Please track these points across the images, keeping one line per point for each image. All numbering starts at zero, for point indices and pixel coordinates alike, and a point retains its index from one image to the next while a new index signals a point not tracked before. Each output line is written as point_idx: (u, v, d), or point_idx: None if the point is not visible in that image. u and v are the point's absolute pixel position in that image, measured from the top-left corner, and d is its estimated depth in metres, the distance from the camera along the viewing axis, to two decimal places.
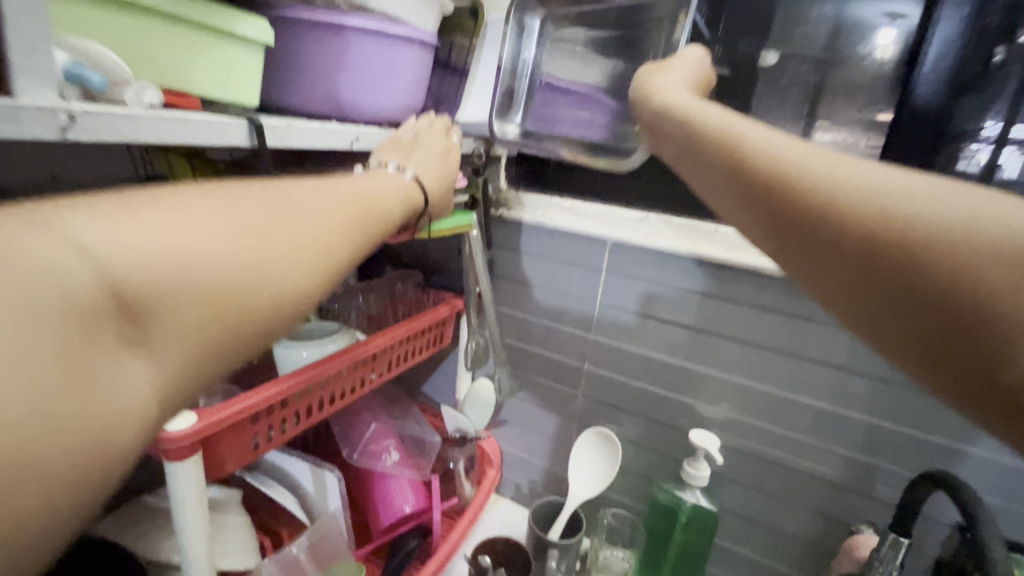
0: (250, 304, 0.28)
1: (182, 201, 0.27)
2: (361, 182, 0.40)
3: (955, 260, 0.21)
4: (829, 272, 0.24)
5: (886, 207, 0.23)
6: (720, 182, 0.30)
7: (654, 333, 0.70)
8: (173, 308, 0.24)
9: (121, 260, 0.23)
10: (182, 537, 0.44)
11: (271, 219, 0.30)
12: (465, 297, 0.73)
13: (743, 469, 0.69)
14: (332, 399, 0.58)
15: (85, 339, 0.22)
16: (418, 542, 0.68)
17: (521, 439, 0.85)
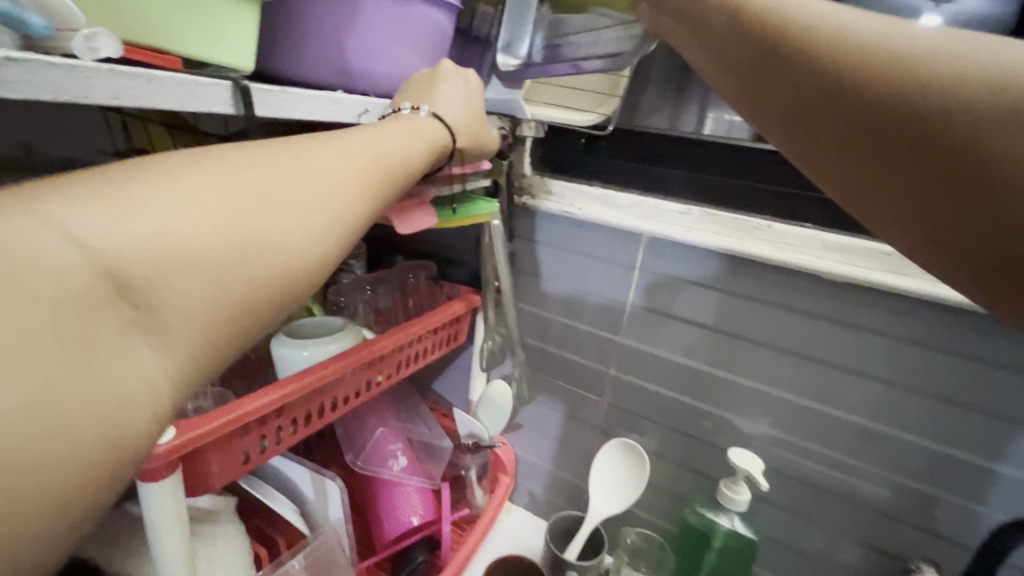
0: (267, 275, 0.22)
1: (168, 167, 0.21)
2: (378, 131, 0.32)
3: (977, 128, 0.21)
4: (845, 151, 0.26)
5: (905, 70, 0.23)
6: (745, 67, 0.29)
7: (673, 333, 0.64)
8: (174, 286, 0.19)
9: (106, 233, 0.18)
10: (161, 563, 0.38)
11: (274, 178, 0.24)
12: (483, 291, 0.67)
13: (782, 492, 0.62)
14: (336, 405, 0.53)
15: (72, 327, 0.17)
16: (425, 557, 0.63)
17: (537, 445, 0.79)
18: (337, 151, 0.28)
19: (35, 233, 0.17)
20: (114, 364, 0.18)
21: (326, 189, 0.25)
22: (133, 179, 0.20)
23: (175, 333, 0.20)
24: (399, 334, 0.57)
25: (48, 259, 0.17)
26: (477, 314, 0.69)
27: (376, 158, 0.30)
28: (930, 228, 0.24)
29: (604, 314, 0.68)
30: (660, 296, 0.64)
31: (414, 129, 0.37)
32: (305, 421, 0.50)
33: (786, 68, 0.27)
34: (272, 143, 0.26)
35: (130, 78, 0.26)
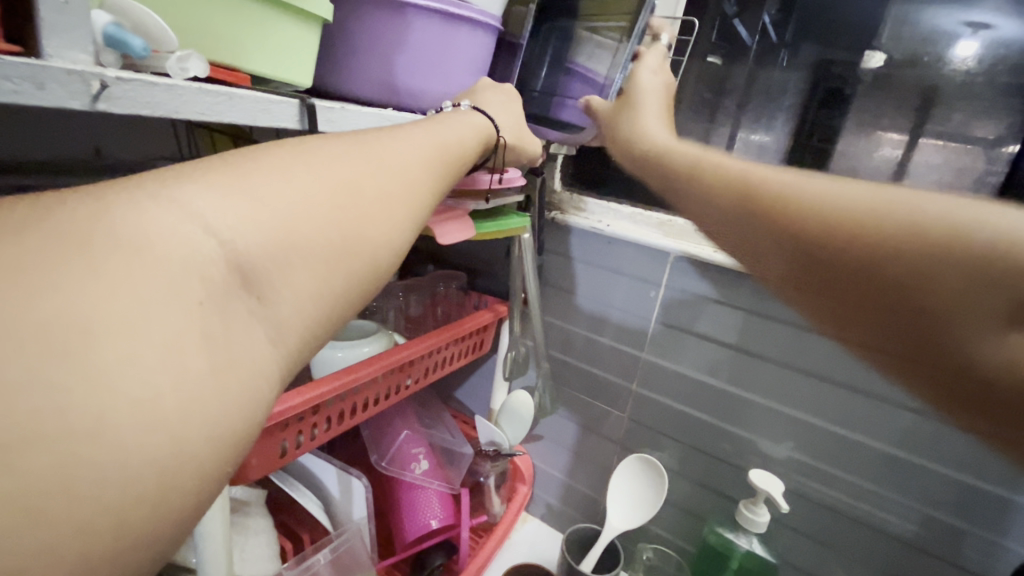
0: (358, 263, 0.23)
1: (282, 159, 0.22)
2: (435, 128, 0.34)
3: (922, 271, 0.23)
4: (818, 293, 0.28)
5: (847, 220, 0.26)
6: (713, 223, 0.34)
7: (693, 351, 0.65)
8: (287, 276, 0.20)
9: (238, 225, 0.19)
10: (201, 544, 0.41)
11: (362, 172, 0.25)
12: (511, 302, 0.69)
13: (803, 517, 0.62)
14: (368, 405, 0.55)
15: (216, 309, 0.18)
16: (443, 561, 0.64)
17: (557, 457, 0.80)
18: (407, 145, 0.29)
19: (184, 219, 0.18)
20: (244, 347, 0.19)
21: (404, 188, 0.26)
22: (249, 174, 0.21)
23: (289, 321, 0.20)
24: (428, 340, 0.59)
25: (190, 251, 0.18)
26: (504, 324, 0.71)
27: (437, 153, 0.31)
28: (908, 363, 0.25)
29: (630, 332, 0.69)
30: (681, 314, 0.65)
31: (461, 120, 0.38)
32: (339, 419, 0.52)
33: (744, 227, 0.31)
34: (346, 136, 0.27)
35: (214, 96, 0.29)
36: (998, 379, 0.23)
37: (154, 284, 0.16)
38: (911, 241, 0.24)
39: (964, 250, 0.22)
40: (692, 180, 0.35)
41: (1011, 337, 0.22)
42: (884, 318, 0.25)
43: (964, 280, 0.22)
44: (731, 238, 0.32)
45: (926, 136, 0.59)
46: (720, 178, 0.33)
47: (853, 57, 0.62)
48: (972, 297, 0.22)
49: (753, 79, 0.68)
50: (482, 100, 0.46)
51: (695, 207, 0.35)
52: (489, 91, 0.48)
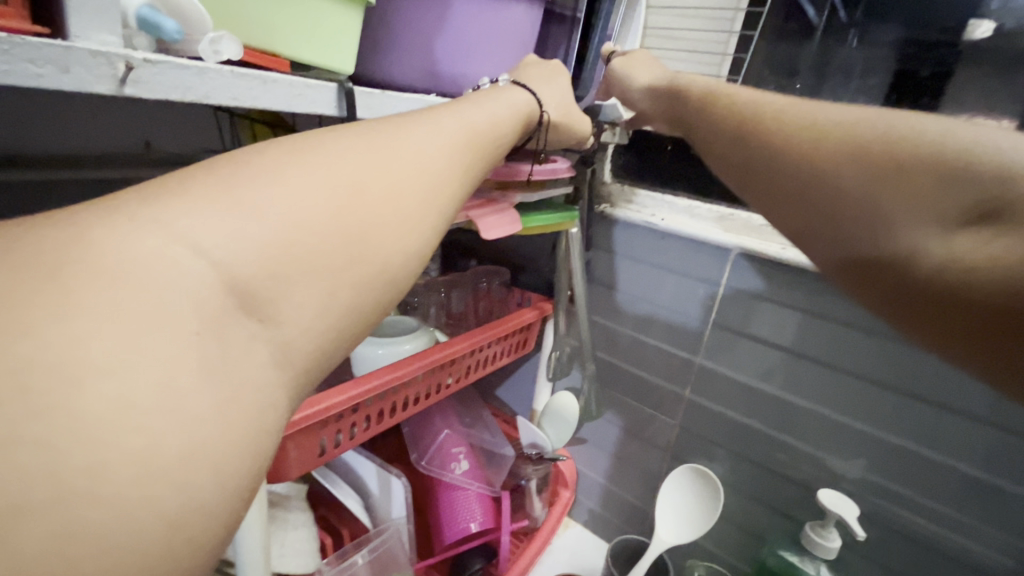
0: (369, 269, 0.21)
1: (293, 160, 0.20)
2: (473, 111, 0.31)
3: (903, 165, 0.28)
4: (782, 182, 0.34)
5: (844, 121, 0.32)
6: (713, 144, 0.40)
7: (745, 353, 0.60)
8: (294, 295, 0.19)
9: (234, 246, 0.17)
10: (238, 541, 0.40)
11: (381, 169, 0.22)
12: (556, 300, 0.66)
13: (877, 541, 0.56)
14: (407, 404, 0.53)
15: (213, 338, 0.17)
16: (482, 565, 0.62)
17: (600, 462, 0.76)
18: (435, 136, 0.26)
19: (168, 244, 0.16)
20: (246, 374, 0.17)
21: (429, 182, 0.24)
22: (253, 178, 0.19)
23: (296, 342, 0.19)
24: (469, 338, 0.57)
25: (184, 279, 0.16)
26: (547, 322, 0.68)
27: (470, 142, 0.28)
28: (850, 250, 0.31)
29: (683, 332, 0.64)
30: (736, 314, 0.59)
31: (501, 99, 0.35)
32: (379, 417, 0.51)
33: (742, 138, 0.37)
34: (363, 129, 0.24)
35: (250, 81, 0.27)
36: (919, 274, 0.27)
37: (139, 318, 0.15)
38: (905, 146, 0.29)
39: (936, 146, 0.28)
40: (711, 153, 0.40)
41: (946, 232, 0.27)
42: (854, 212, 0.30)
43: (926, 176, 0.28)
44: (738, 180, 0.37)
45: None
46: (748, 161, 0.36)
47: (948, 36, 0.54)
48: (937, 195, 0.27)
49: (826, 55, 0.61)
50: (528, 76, 0.43)
51: (728, 162, 0.38)
52: (533, 69, 0.44)
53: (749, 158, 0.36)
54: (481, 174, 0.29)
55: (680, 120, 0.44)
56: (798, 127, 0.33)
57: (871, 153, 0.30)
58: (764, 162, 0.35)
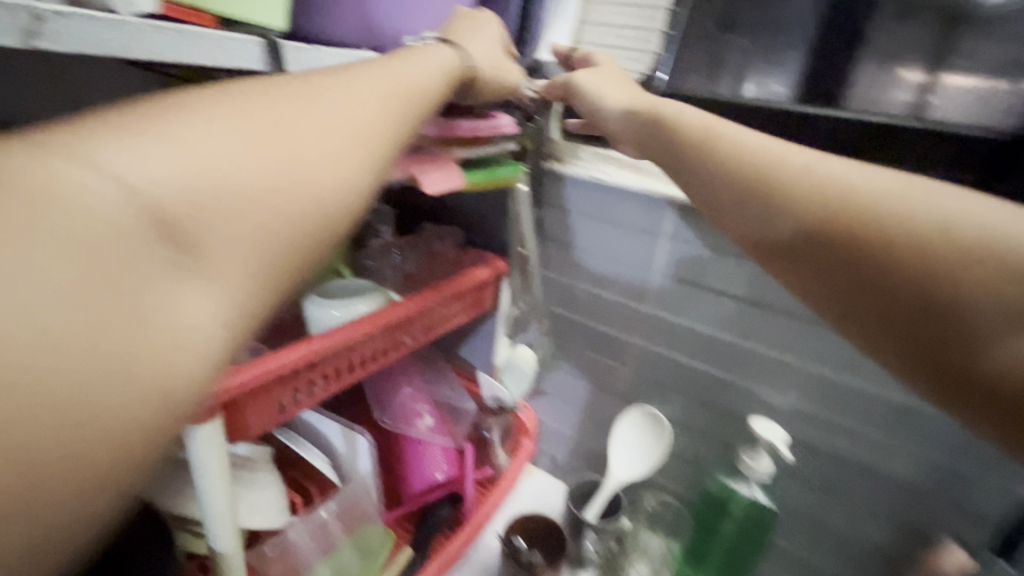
0: (284, 207, 0.22)
1: (210, 104, 0.22)
2: (400, 66, 0.32)
3: (947, 266, 0.29)
4: (828, 274, 0.33)
5: (881, 206, 0.31)
6: (742, 209, 0.38)
7: (702, 304, 0.63)
8: (213, 226, 0.20)
9: (149, 175, 0.19)
10: (203, 499, 0.41)
11: (298, 118, 0.24)
12: (510, 257, 0.68)
13: (809, 465, 0.61)
14: (365, 363, 0.55)
15: (131, 258, 0.18)
16: (449, 512, 0.67)
17: (560, 411, 0.80)
18: (355, 90, 0.27)
19: (82, 167, 0.18)
20: (167, 292, 0.19)
21: (348, 132, 0.25)
22: (170, 119, 0.20)
23: (221, 269, 0.20)
24: (424, 296, 0.58)
25: (98, 202, 0.18)
26: (501, 283, 0.69)
27: (393, 95, 0.29)
28: (904, 345, 0.31)
29: (634, 283, 0.67)
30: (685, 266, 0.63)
31: (426, 55, 0.36)
32: (337, 376, 0.52)
33: (776, 206, 0.36)
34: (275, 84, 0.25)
35: (167, 33, 0.27)
36: (986, 382, 0.28)
37: (55, 236, 0.17)
38: (945, 231, 0.29)
39: (979, 247, 0.28)
40: (735, 206, 0.39)
41: (1013, 336, 0.27)
42: (885, 282, 0.31)
43: (975, 277, 0.28)
44: (772, 253, 0.36)
45: (950, 71, 0.55)
46: (781, 226, 0.35)
47: None
48: (991, 300, 0.28)
49: (764, 11, 0.63)
50: (456, 32, 0.44)
51: (757, 226, 0.37)
52: (465, 27, 0.45)
53: (780, 218, 0.35)
54: (413, 130, 0.30)
55: (630, 129, 0.48)
56: (830, 200, 0.33)
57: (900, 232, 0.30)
58: (812, 250, 0.34)
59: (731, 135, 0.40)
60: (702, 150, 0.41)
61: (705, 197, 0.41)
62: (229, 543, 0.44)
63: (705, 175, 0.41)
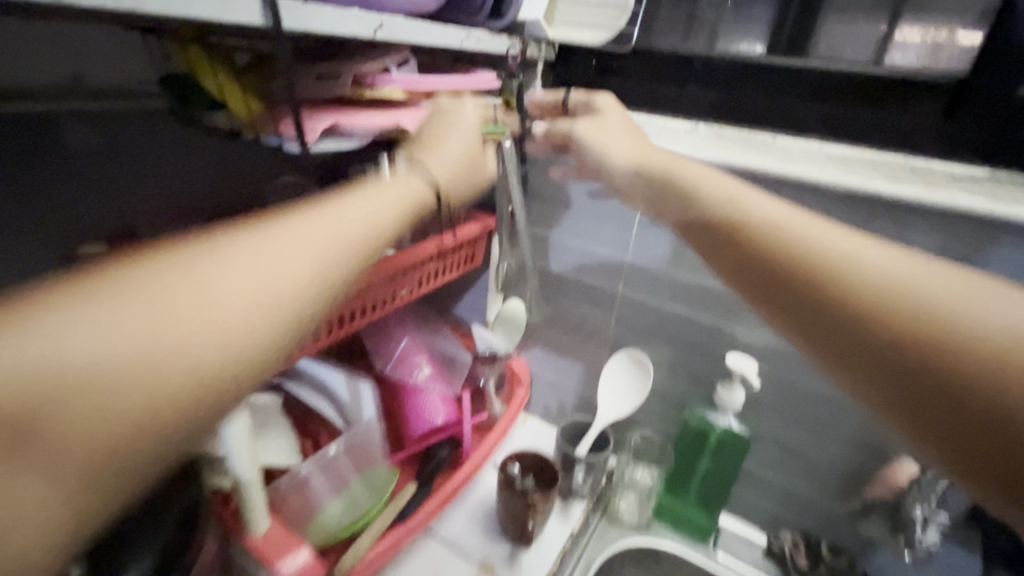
0: (166, 375, 0.24)
1: (141, 273, 0.25)
2: (346, 209, 0.35)
3: (988, 347, 0.27)
4: (863, 358, 0.31)
5: (897, 287, 0.31)
6: (754, 279, 0.37)
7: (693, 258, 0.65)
8: (147, 376, 0.24)
9: (82, 343, 0.22)
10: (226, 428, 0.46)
11: (227, 279, 0.27)
12: (498, 217, 0.69)
13: (782, 399, 0.64)
14: (362, 314, 0.58)
15: (64, 404, 0.22)
16: (448, 453, 0.71)
17: (550, 361, 0.84)
18: (283, 257, 0.30)
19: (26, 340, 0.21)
20: (106, 433, 0.23)
21: (281, 285, 0.29)
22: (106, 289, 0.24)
23: (152, 406, 0.24)
24: (417, 250, 0.61)
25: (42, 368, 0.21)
26: (493, 238, 0.74)
27: (335, 244, 0.32)
28: (959, 440, 0.28)
29: (618, 233, 0.70)
30: None
31: (384, 189, 0.39)
32: (337, 325, 0.55)
33: (786, 284, 0.35)
34: (191, 251, 0.27)
35: None
36: None
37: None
38: (957, 310, 0.29)
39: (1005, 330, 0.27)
40: (737, 264, 0.39)
41: None
42: (900, 370, 0.30)
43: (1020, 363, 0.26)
44: (789, 319, 0.35)
45: (905, 20, 0.58)
46: (791, 291, 0.35)
47: None
48: None
49: None
50: (432, 141, 0.46)
51: (769, 295, 0.36)
52: (434, 124, 0.47)
53: (786, 276, 0.35)
54: (337, 286, 0.33)
55: (632, 185, 0.51)
56: (850, 276, 0.32)
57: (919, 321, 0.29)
58: (834, 331, 0.32)
59: (745, 202, 0.39)
60: (705, 215, 0.41)
61: (719, 269, 0.40)
62: (252, 471, 0.49)
63: (713, 236, 0.40)
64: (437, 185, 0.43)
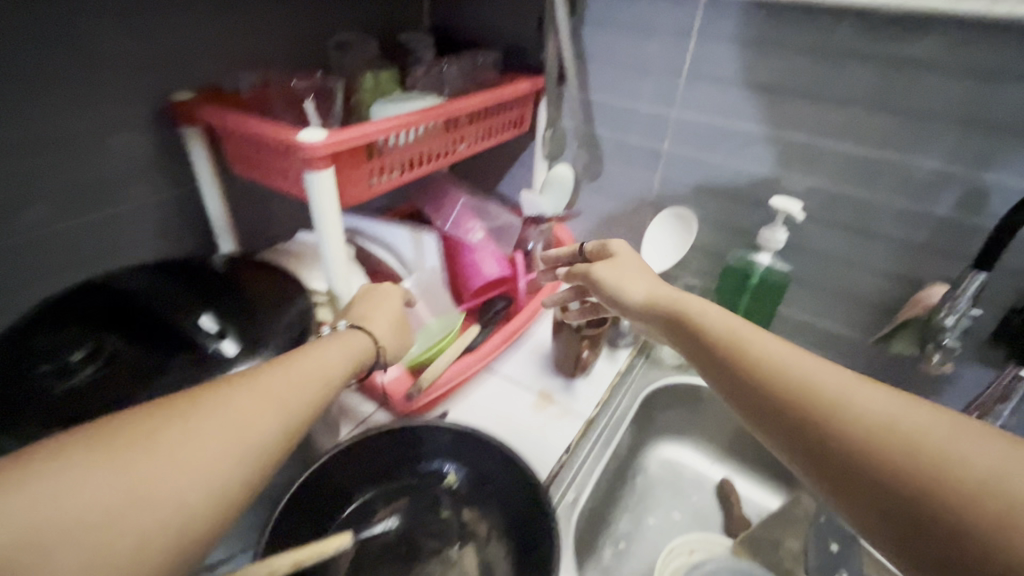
0: (159, 521, 0.31)
1: (148, 424, 0.32)
2: (314, 356, 0.43)
3: (947, 470, 0.30)
4: (845, 478, 0.34)
5: (859, 396, 0.35)
6: (742, 386, 0.40)
7: (738, 105, 0.67)
8: (155, 497, 0.31)
9: (95, 484, 0.29)
10: (324, 243, 0.53)
11: (214, 428, 0.34)
12: (547, 72, 0.74)
13: (819, 238, 0.69)
14: (427, 160, 0.63)
15: (95, 497, 0.29)
16: (504, 306, 0.77)
17: (592, 228, 0.88)
18: (246, 411, 0.36)
19: (59, 478, 0.28)
20: (125, 517, 0.30)
21: (260, 425, 0.36)
22: (116, 442, 0.31)
23: (157, 490, 0.31)
24: (475, 97, 0.64)
25: (74, 493, 0.28)
26: (541, 99, 0.77)
27: (305, 393, 0.40)
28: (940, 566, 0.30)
29: (661, 88, 0.71)
30: (725, 62, 0.65)
31: (339, 343, 0.46)
32: (408, 167, 0.60)
33: (774, 415, 0.38)
34: (162, 413, 0.34)
35: None
36: None
37: (40, 492, 0.28)
38: (955, 455, 0.31)
39: (955, 452, 0.31)
40: (726, 370, 0.41)
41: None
42: (906, 503, 0.31)
43: (976, 473, 0.30)
44: (779, 431, 0.37)
45: None
46: (772, 391, 0.38)
47: None
48: (997, 493, 0.29)
49: None
50: (366, 313, 0.53)
51: (754, 397, 0.39)
52: (377, 295, 0.56)
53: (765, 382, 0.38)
54: (299, 431, 0.39)
55: (626, 265, 0.55)
56: (825, 390, 0.36)
57: (913, 447, 0.32)
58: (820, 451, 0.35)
59: (743, 338, 0.41)
60: (706, 339, 0.44)
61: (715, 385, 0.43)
62: (344, 286, 0.57)
63: (702, 348, 0.44)
64: (375, 334, 0.50)
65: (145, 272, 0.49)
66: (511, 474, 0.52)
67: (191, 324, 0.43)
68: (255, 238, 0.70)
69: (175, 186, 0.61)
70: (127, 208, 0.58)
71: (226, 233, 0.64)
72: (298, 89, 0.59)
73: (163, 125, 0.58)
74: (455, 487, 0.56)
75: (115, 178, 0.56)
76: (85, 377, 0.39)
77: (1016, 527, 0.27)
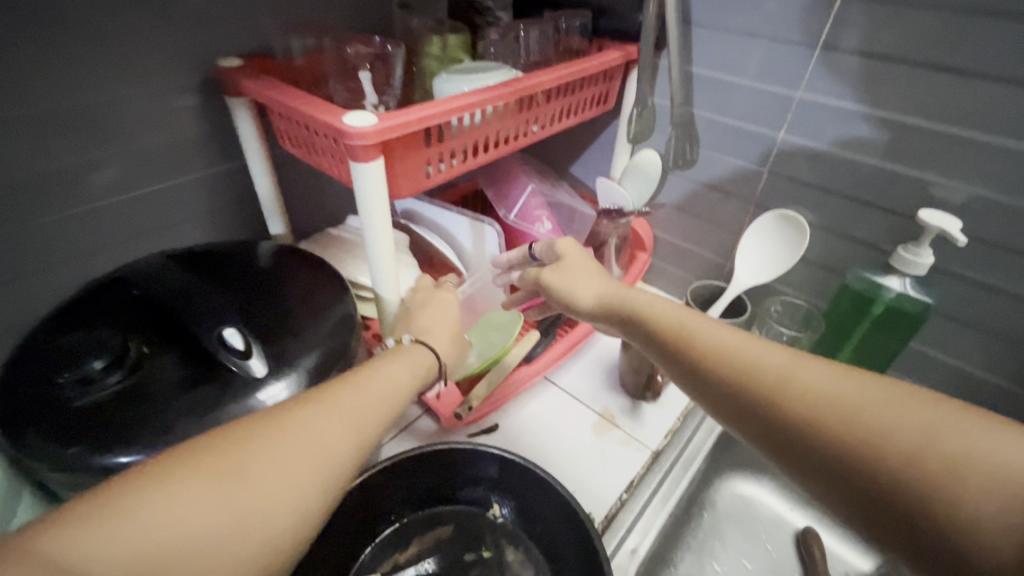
0: (252, 546, 0.27)
1: (246, 440, 0.29)
2: (388, 366, 0.39)
3: (902, 440, 0.28)
4: (813, 463, 0.31)
5: (824, 377, 0.32)
6: (718, 387, 0.35)
7: (884, 88, 0.52)
8: (259, 518, 0.27)
9: (202, 504, 0.26)
10: (371, 241, 0.46)
11: (309, 444, 0.30)
12: (642, 39, 0.62)
13: (975, 265, 0.54)
14: (493, 144, 0.54)
15: (202, 518, 0.26)
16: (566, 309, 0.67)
17: (677, 224, 0.77)
18: (338, 428, 0.32)
19: (165, 500, 0.25)
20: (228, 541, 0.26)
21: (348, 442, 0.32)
22: (216, 458, 0.28)
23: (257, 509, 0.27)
24: (556, 71, 0.54)
25: (181, 514, 0.25)
26: (632, 71, 0.66)
27: (386, 404, 0.36)
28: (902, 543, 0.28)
29: (781, 62, 0.57)
30: (874, 31, 0.51)
31: (396, 358, 0.41)
32: (470, 153, 0.52)
33: (738, 406, 0.34)
34: (258, 430, 0.30)
35: None
36: (975, 546, 0.26)
37: (150, 512, 0.24)
38: (894, 425, 0.29)
39: (898, 418, 0.29)
40: (692, 364, 0.37)
41: (983, 498, 0.26)
42: (865, 480, 0.29)
43: (920, 437, 0.28)
44: (742, 416, 0.34)
45: None
46: (733, 381, 0.34)
47: None
48: (943, 457, 0.27)
49: None
50: (428, 325, 0.48)
51: (720, 391, 0.35)
52: (435, 300, 0.52)
53: (728, 375, 0.34)
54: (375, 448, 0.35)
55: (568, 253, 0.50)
56: (781, 371, 0.32)
57: (861, 421, 0.29)
58: (786, 431, 0.31)
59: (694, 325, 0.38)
60: (660, 329, 0.40)
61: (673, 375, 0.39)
62: (392, 287, 0.50)
63: (660, 337, 0.39)
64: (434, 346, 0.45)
65: (181, 265, 0.44)
66: (562, 517, 0.45)
67: (214, 339, 0.38)
68: (310, 217, 0.66)
69: (227, 161, 0.57)
70: (175, 184, 0.53)
71: (276, 216, 0.59)
72: (354, 58, 0.52)
73: (214, 95, 0.53)
74: (499, 520, 0.51)
75: (169, 150, 0.52)
76: (111, 387, 0.35)
77: (955, 484, 0.27)
